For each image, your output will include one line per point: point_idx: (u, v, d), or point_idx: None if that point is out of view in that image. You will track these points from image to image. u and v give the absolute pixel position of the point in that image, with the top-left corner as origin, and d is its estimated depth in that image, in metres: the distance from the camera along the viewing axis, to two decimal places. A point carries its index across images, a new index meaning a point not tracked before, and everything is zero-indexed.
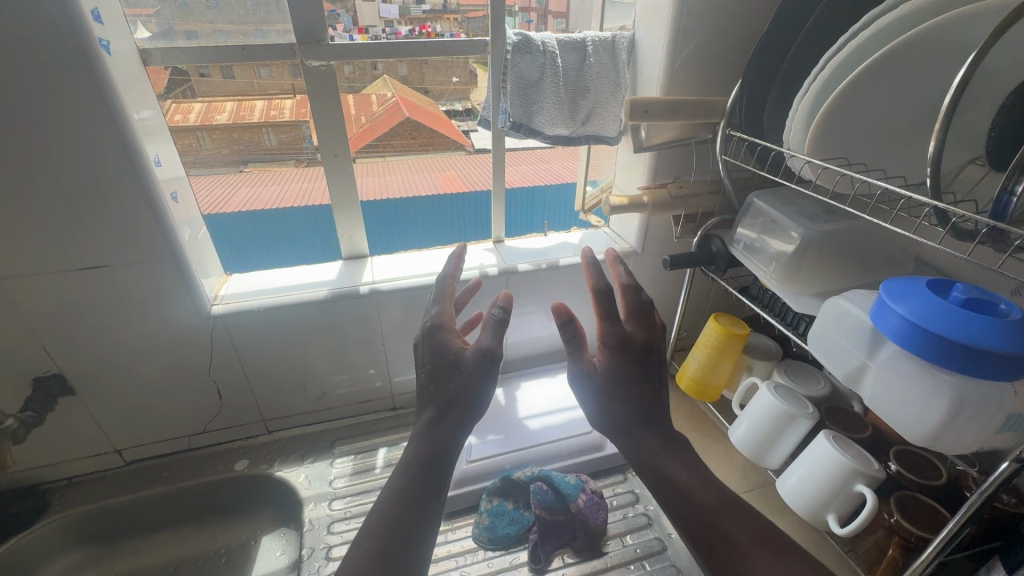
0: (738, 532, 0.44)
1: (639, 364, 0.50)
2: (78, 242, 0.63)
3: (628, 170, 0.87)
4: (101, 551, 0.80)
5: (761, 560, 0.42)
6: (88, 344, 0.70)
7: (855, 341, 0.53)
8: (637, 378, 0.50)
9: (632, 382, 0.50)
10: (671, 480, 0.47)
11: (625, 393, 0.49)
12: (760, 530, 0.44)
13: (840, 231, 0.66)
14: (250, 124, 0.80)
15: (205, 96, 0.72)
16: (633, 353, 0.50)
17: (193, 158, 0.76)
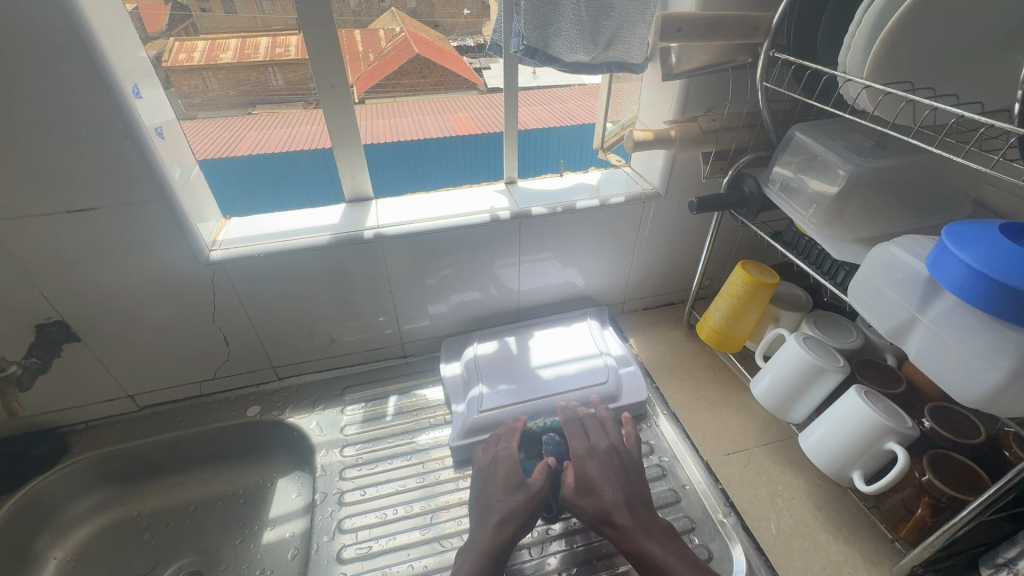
0: None
1: (609, 460, 0.65)
2: (60, 183, 0.58)
3: (653, 102, 0.79)
4: (124, 491, 0.82)
5: None
6: (86, 290, 0.67)
7: (904, 292, 0.48)
8: (617, 480, 0.63)
9: (609, 490, 0.61)
10: (645, 559, 0.56)
11: (600, 494, 0.61)
12: None
13: (894, 168, 0.59)
14: (256, 62, 0.69)
15: (207, 33, 0.67)
16: (601, 454, 0.66)
17: (200, 100, 0.71)
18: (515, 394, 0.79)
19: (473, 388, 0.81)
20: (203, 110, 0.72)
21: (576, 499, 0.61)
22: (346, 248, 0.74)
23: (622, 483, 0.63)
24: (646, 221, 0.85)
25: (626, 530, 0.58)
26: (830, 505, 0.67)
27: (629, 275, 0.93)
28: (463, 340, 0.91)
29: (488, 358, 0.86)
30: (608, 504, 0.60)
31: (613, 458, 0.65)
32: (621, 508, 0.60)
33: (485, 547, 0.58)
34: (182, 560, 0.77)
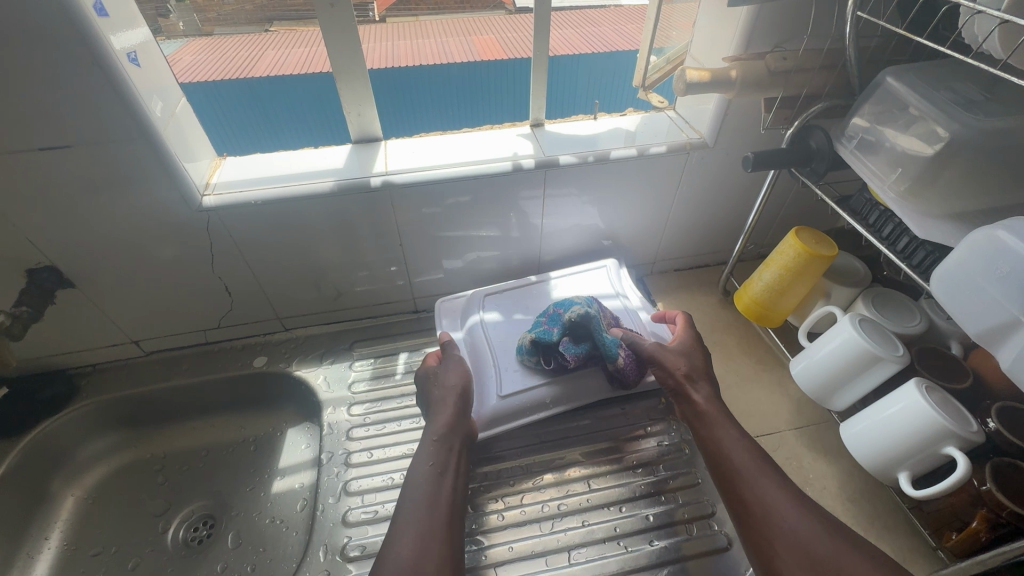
0: (759, 466, 0.53)
1: (698, 348, 0.65)
2: (29, 117, 0.52)
3: (709, 32, 0.66)
4: (137, 433, 0.82)
5: (789, 500, 0.50)
6: (77, 237, 0.63)
7: (1006, 290, 0.40)
8: (700, 369, 0.62)
9: (693, 376, 0.61)
10: (706, 424, 0.58)
11: (671, 365, 0.63)
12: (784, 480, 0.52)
13: (1013, 129, 0.47)
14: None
15: None
16: (696, 341, 0.66)
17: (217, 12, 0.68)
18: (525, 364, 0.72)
19: (486, 364, 0.72)
20: (219, 25, 0.71)
21: (662, 359, 0.63)
22: (349, 196, 0.66)
23: (704, 370, 0.62)
24: (688, 175, 0.75)
25: (696, 411, 0.59)
26: (866, 499, 0.62)
27: (663, 233, 0.85)
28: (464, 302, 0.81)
29: (497, 323, 0.77)
30: (687, 385, 0.61)
31: (695, 350, 0.64)
32: (704, 390, 0.61)
33: (444, 428, 0.59)
34: (193, 504, 0.78)
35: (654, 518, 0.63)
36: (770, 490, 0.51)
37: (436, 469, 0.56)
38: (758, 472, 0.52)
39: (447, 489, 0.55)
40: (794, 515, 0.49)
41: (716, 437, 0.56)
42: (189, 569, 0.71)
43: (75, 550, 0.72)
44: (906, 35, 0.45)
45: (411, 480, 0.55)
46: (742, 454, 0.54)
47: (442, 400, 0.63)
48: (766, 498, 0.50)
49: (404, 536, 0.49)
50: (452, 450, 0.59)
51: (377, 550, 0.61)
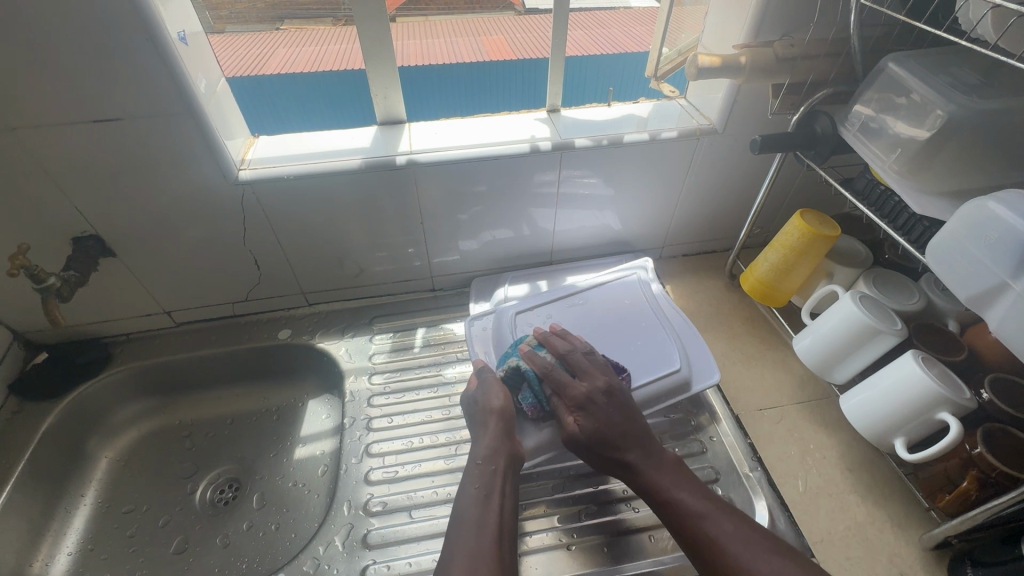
0: (713, 530, 0.49)
1: (613, 404, 0.58)
2: (88, 89, 0.56)
3: (720, 22, 0.70)
4: (166, 400, 0.86)
5: (756, 560, 0.46)
6: (121, 207, 0.67)
7: (995, 256, 0.43)
8: (622, 416, 0.57)
9: (617, 431, 0.56)
10: (653, 491, 0.53)
11: (597, 440, 0.57)
12: (747, 536, 0.48)
13: (1007, 111, 0.50)
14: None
15: None
16: (599, 396, 0.58)
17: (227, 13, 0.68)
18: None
19: None
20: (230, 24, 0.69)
21: (584, 432, 0.57)
22: (375, 174, 0.70)
23: (625, 418, 0.57)
24: (698, 161, 0.79)
25: (638, 469, 0.55)
26: (864, 468, 0.65)
27: (672, 219, 0.88)
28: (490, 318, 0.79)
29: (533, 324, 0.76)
30: (618, 444, 0.56)
31: (614, 399, 0.58)
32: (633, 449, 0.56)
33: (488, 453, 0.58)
34: (219, 468, 0.82)
35: None
36: (736, 554, 0.47)
37: (481, 493, 0.55)
38: (717, 530, 0.49)
39: (495, 512, 0.53)
40: (766, 573, 0.45)
41: (664, 500, 0.53)
42: (217, 526, 0.75)
43: (110, 506, 0.76)
44: (909, 20, 0.49)
45: (459, 507, 0.54)
46: (692, 512, 0.51)
47: (483, 420, 0.61)
48: (730, 566, 0.47)
49: (455, 562, 0.48)
50: (497, 475, 0.56)
51: (398, 506, 0.65)
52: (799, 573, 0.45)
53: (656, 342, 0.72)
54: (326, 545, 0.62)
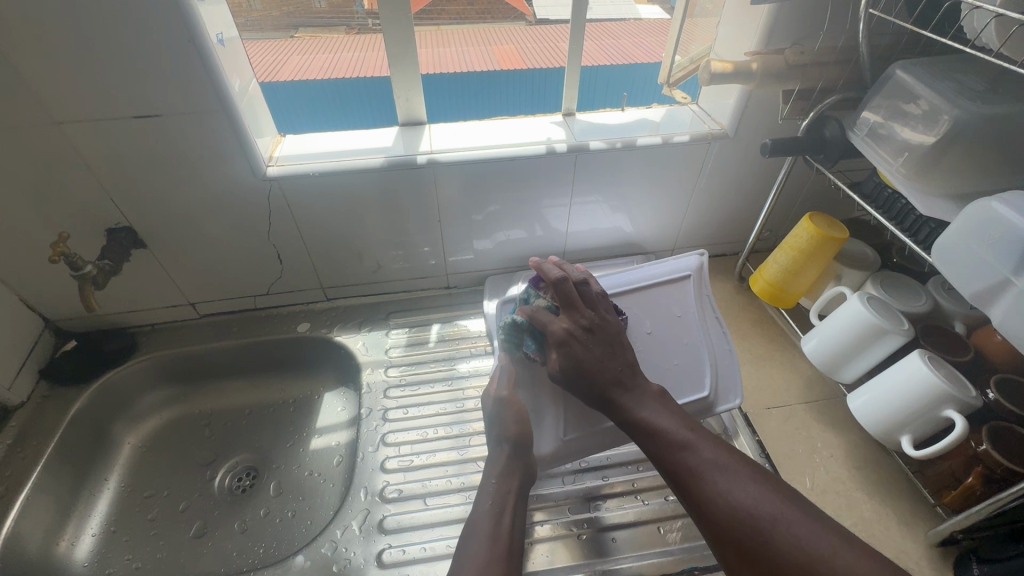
0: (688, 451, 0.51)
1: (601, 341, 0.59)
2: (130, 86, 0.59)
3: (731, 33, 0.72)
4: (186, 390, 0.89)
5: (724, 474, 0.48)
6: (155, 200, 0.70)
7: (998, 254, 0.45)
8: (606, 352, 0.59)
9: (600, 366, 0.58)
10: (632, 421, 0.55)
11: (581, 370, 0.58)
12: (719, 454, 0.50)
13: (1013, 116, 0.51)
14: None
15: None
16: (586, 329, 0.59)
17: (246, 21, 0.69)
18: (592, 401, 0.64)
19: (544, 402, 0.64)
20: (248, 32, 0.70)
21: (573, 360, 0.58)
22: (397, 172, 0.73)
23: (608, 353, 0.59)
24: (709, 165, 0.81)
25: (620, 403, 0.56)
26: (872, 467, 0.66)
27: (683, 222, 0.90)
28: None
29: None
30: (602, 379, 0.57)
31: (598, 335, 0.59)
32: (608, 376, 0.57)
33: (497, 472, 0.59)
34: (237, 456, 0.84)
35: None
36: (708, 470, 0.49)
37: (495, 507, 0.57)
38: (691, 452, 0.50)
39: (509, 525, 0.56)
40: (732, 491, 0.47)
41: (639, 422, 0.54)
42: (234, 512, 0.77)
43: (132, 489, 0.78)
44: (914, 29, 0.51)
45: (472, 522, 0.56)
46: (671, 441, 0.52)
47: (496, 444, 0.62)
48: (700, 478, 0.49)
49: (463, 569, 0.50)
50: (510, 496, 0.58)
51: (412, 493, 0.67)
52: (762, 491, 0.46)
53: (694, 363, 0.67)
54: (343, 529, 0.63)
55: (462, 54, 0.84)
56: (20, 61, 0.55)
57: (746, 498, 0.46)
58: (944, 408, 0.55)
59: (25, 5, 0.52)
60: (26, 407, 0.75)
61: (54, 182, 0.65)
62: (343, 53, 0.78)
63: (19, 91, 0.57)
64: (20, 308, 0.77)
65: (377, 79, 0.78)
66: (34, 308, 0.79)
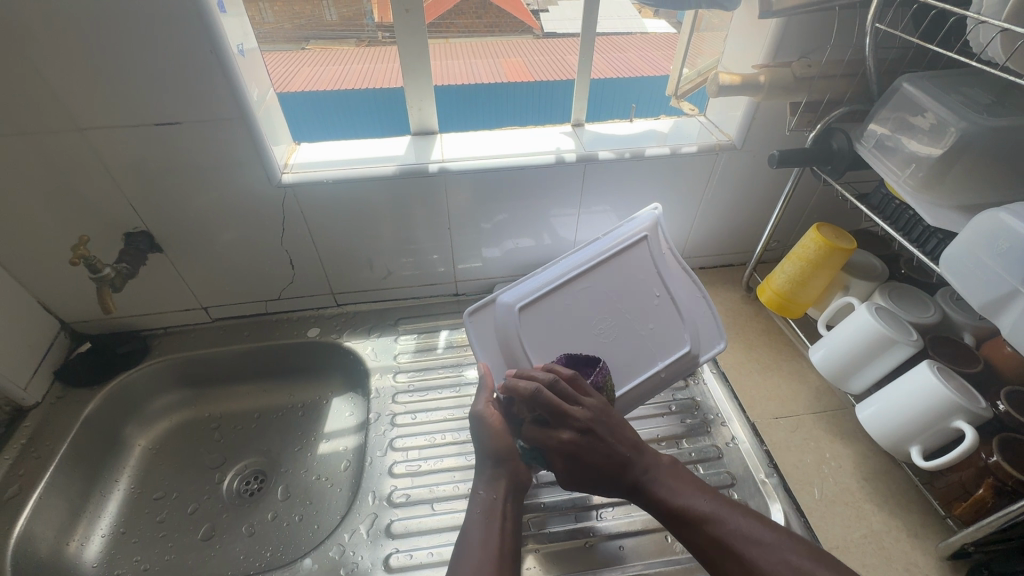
0: (716, 536, 0.49)
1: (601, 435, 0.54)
2: (153, 95, 0.61)
3: (739, 47, 0.74)
4: (196, 393, 0.90)
5: (763, 553, 0.46)
6: (173, 205, 0.71)
7: (1006, 264, 0.45)
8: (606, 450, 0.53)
9: (608, 459, 0.53)
10: (654, 503, 0.52)
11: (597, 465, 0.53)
12: (749, 530, 0.48)
13: (1019, 129, 0.52)
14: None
15: None
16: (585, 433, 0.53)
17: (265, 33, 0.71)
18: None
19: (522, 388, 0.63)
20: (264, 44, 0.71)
21: (580, 459, 0.53)
22: (409, 180, 0.74)
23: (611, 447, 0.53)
24: (716, 175, 0.81)
25: (638, 482, 0.53)
26: (880, 478, 0.66)
27: (691, 231, 0.90)
28: (490, 312, 0.66)
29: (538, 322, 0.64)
30: (612, 468, 0.53)
31: (599, 426, 0.54)
32: (620, 457, 0.53)
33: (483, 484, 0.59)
34: (246, 460, 0.84)
35: None
36: (745, 549, 0.47)
37: (484, 513, 0.56)
38: (723, 534, 0.49)
39: (501, 530, 0.55)
40: (770, 558, 0.46)
41: (663, 510, 0.52)
42: (242, 516, 0.77)
43: (141, 491, 0.79)
44: (919, 45, 0.52)
45: (464, 527, 0.55)
46: (694, 517, 0.50)
47: (479, 459, 0.60)
48: (740, 567, 0.47)
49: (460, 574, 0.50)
50: (497, 504, 0.57)
51: (420, 498, 0.67)
52: (799, 557, 0.45)
53: (667, 323, 0.67)
54: (350, 533, 0.64)
55: (472, 67, 0.84)
56: (49, 70, 0.57)
57: (783, 567, 0.45)
58: (953, 419, 0.55)
59: (56, 16, 0.54)
60: (41, 407, 0.77)
61: (75, 186, 0.67)
62: (354, 64, 0.79)
63: (46, 98, 0.59)
64: (38, 310, 0.79)
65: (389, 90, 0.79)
66: (51, 310, 0.81)
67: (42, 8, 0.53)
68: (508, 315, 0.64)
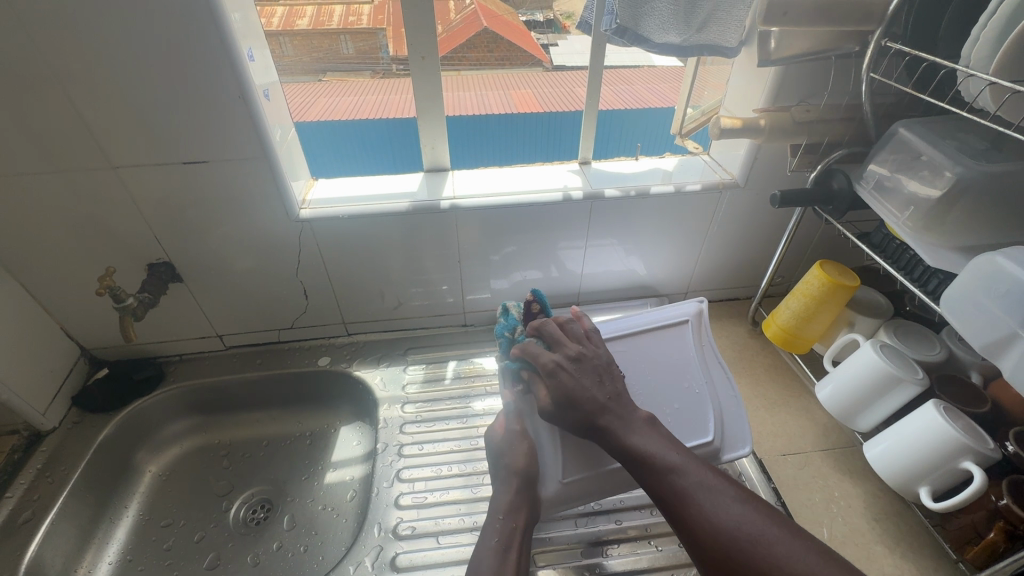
0: (673, 477, 0.51)
1: (589, 370, 0.60)
2: (184, 136, 0.65)
3: (740, 91, 0.77)
4: (208, 421, 0.91)
5: (711, 498, 0.49)
6: (195, 238, 0.75)
7: (1006, 307, 0.46)
8: (593, 381, 0.59)
9: (587, 393, 0.58)
10: (620, 446, 0.54)
11: (576, 397, 0.57)
12: (705, 479, 0.50)
13: (1014, 175, 0.54)
14: (330, 28, 0.75)
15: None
16: (576, 361, 0.60)
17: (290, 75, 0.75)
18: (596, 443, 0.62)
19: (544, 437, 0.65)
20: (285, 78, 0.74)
21: (563, 389, 0.58)
22: (422, 216, 0.77)
23: (595, 383, 0.59)
24: (721, 212, 0.83)
25: (609, 429, 0.55)
26: (890, 519, 0.65)
27: (696, 266, 0.92)
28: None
29: None
30: (586, 407, 0.57)
31: (584, 365, 0.60)
32: (598, 399, 0.57)
33: (502, 510, 0.60)
34: (253, 489, 0.85)
35: None
36: (696, 495, 0.49)
37: (500, 544, 0.57)
38: (678, 476, 0.51)
39: (514, 563, 0.56)
40: (724, 512, 0.47)
41: (626, 449, 0.54)
42: (247, 546, 0.77)
43: (150, 518, 0.80)
44: (913, 94, 0.55)
45: (477, 556, 0.57)
46: (659, 465, 0.52)
47: (504, 481, 0.61)
48: (689, 508, 0.49)
49: None
50: (514, 532, 0.58)
51: (425, 531, 0.67)
52: (753, 514, 0.47)
53: (693, 406, 0.67)
54: (355, 565, 0.64)
55: (481, 97, 0.95)
56: (88, 113, 0.61)
57: (728, 517, 0.47)
58: (962, 460, 0.55)
59: (99, 66, 0.58)
60: (57, 432, 0.78)
61: (103, 219, 0.70)
62: (368, 96, 0.86)
63: (83, 139, 0.63)
64: (60, 336, 0.81)
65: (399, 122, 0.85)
66: (73, 337, 0.83)
67: (86, 58, 0.57)
68: None
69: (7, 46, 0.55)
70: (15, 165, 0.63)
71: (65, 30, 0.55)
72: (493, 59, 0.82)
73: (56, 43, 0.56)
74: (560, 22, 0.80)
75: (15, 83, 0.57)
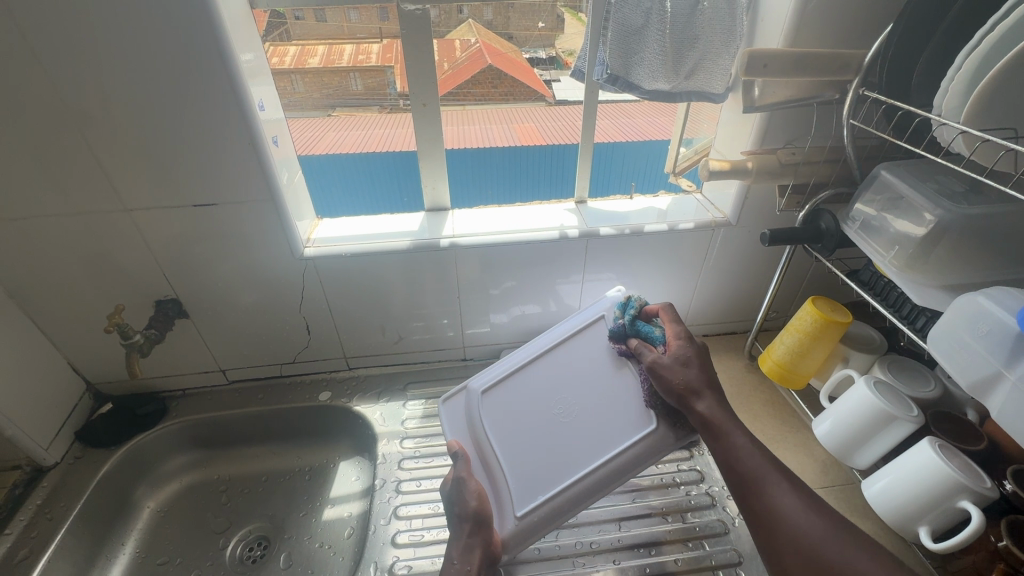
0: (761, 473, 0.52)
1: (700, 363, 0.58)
2: (197, 181, 0.68)
3: (727, 133, 0.80)
4: (208, 455, 0.91)
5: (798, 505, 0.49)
6: (202, 275, 0.77)
7: (988, 344, 0.48)
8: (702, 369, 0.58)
9: (697, 379, 0.57)
10: (716, 431, 0.54)
11: (685, 377, 0.57)
12: (795, 484, 0.51)
13: (991, 218, 0.56)
14: (340, 67, 0.75)
15: (299, 39, 0.72)
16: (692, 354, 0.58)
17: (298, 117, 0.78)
18: (540, 470, 0.60)
19: (497, 475, 0.61)
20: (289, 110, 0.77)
21: (667, 371, 0.57)
22: (423, 253, 0.79)
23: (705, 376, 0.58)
24: (715, 249, 0.85)
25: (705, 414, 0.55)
26: None
27: (692, 300, 0.93)
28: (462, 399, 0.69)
29: (503, 413, 0.65)
30: (688, 387, 0.56)
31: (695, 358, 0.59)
32: (703, 386, 0.56)
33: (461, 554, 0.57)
34: (251, 525, 0.84)
35: (682, 563, 0.67)
36: (784, 496, 0.50)
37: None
38: (772, 475, 0.51)
39: None
40: (802, 518, 0.49)
41: (725, 436, 0.53)
42: None
43: (146, 556, 0.79)
44: (890, 140, 0.57)
45: None
46: (748, 460, 0.52)
47: (457, 524, 0.59)
48: (774, 502, 0.50)
49: None
50: None
51: (422, 570, 0.67)
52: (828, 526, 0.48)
53: (617, 410, 0.61)
54: None
55: (486, 131, 0.87)
56: (105, 159, 0.64)
57: (806, 524, 0.48)
58: (960, 500, 0.55)
59: (120, 115, 0.62)
60: (59, 467, 0.79)
61: (113, 257, 0.73)
62: (374, 130, 0.84)
63: (100, 183, 0.66)
64: (66, 370, 0.83)
65: (405, 154, 0.83)
66: (80, 372, 0.85)
67: (107, 109, 0.61)
68: (473, 399, 0.67)
69: (37, 99, 0.59)
70: (33, 208, 0.67)
71: (90, 84, 0.59)
72: (498, 96, 0.80)
73: (81, 96, 0.60)
74: (563, 60, 0.78)
75: (40, 132, 0.61)
